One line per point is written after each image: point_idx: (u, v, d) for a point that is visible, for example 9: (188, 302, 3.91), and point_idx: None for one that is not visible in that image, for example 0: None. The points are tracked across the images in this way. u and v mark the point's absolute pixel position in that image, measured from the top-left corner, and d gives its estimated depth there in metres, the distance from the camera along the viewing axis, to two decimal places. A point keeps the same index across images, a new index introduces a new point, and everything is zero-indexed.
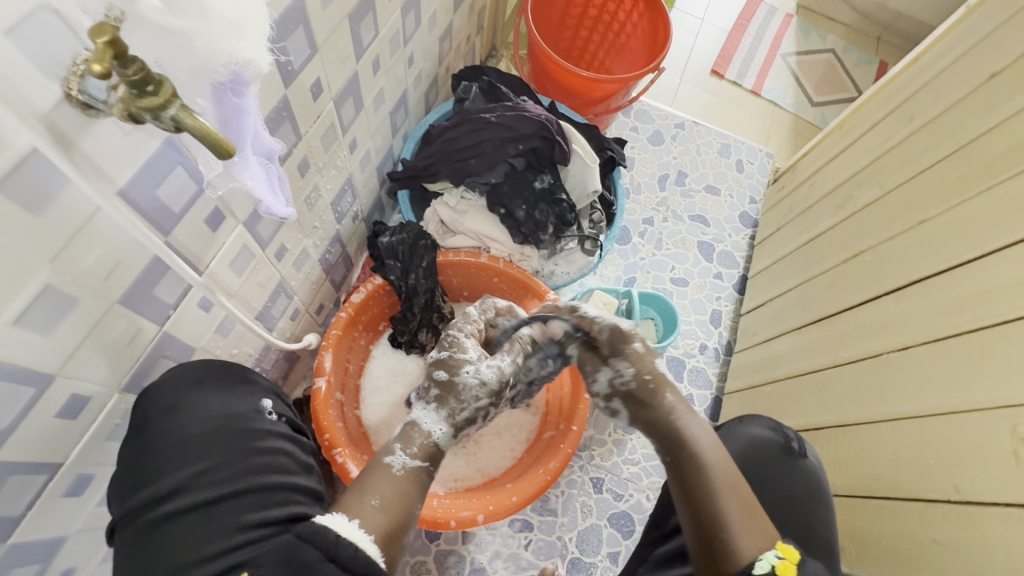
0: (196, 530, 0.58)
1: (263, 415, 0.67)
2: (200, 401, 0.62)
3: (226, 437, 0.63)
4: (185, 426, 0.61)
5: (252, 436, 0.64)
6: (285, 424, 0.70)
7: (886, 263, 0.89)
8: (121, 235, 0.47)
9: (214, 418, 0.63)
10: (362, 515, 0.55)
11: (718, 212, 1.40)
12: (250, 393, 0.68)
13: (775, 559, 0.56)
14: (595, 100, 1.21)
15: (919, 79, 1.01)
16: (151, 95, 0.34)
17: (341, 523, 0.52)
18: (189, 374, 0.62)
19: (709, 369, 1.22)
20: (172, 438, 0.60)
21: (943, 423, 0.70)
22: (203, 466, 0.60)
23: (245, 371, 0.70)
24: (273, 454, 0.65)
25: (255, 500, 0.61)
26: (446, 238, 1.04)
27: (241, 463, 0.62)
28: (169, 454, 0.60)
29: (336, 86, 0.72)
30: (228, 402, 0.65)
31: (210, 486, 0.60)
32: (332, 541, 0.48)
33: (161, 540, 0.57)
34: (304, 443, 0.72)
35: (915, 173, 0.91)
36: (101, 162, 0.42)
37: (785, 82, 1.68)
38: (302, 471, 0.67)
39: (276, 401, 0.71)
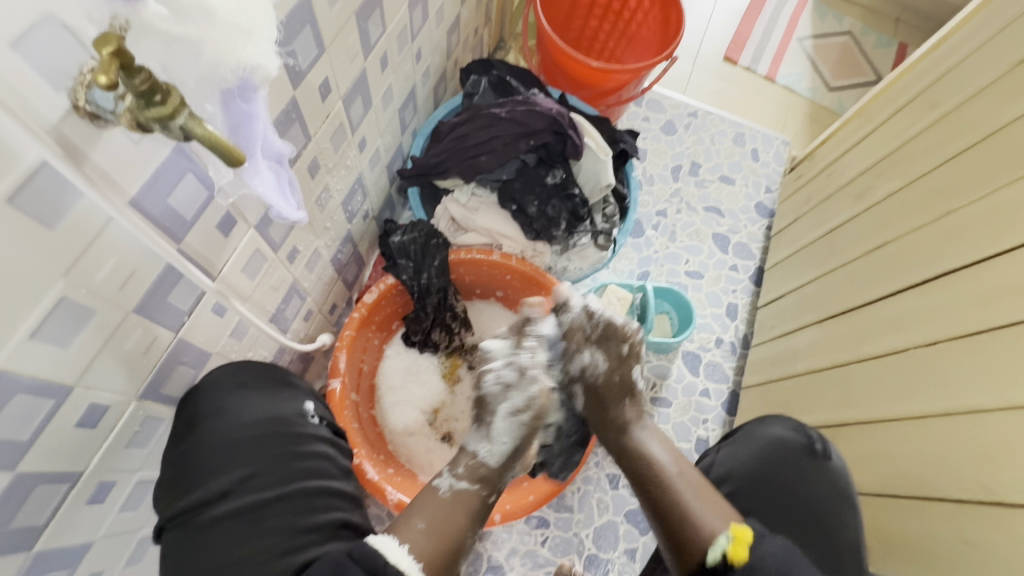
0: (245, 534, 0.57)
1: (308, 419, 0.67)
2: (245, 402, 0.63)
3: (272, 440, 0.62)
4: (231, 429, 0.61)
5: (297, 440, 0.64)
6: (326, 428, 0.70)
7: (911, 254, 0.86)
8: (134, 244, 0.46)
9: (259, 421, 0.63)
10: (410, 540, 0.59)
11: (733, 202, 1.37)
12: (294, 397, 0.68)
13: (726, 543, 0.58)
14: (606, 91, 1.19)
15: (944, 62, 0.97)
16: (159, 104, 0.34)
17: (391, 548, 0.56)
18: (230, 377, 0.64)
19: (726, 363, 1.20)
20: (221, 440, 0.60)
21: (972, 421, 0.68)
22: (251, 469, 0.60)
23: (287, 375, 0.70)
24: (318, 458, 0.65)
25: (302, 504, 0.60)
26: (457, 236, 1.02)
27: (288, 466, 0.62)
28: (215, 456, 0.59)
29: (345, 86, 0.71)
30: (272, 406, 0.65)
31: (257, 489, 0.59)
32: (378, 565, 0.53)
33: (210, 542, 0.56)
34: (345, 450, 0.71)
35: (940, 161, 0.88)
36: (110, 172, 0.41)
37: (801, 67, 1.63)
38: (344, 477, 0.67)
39: (317, 405, 0.71)
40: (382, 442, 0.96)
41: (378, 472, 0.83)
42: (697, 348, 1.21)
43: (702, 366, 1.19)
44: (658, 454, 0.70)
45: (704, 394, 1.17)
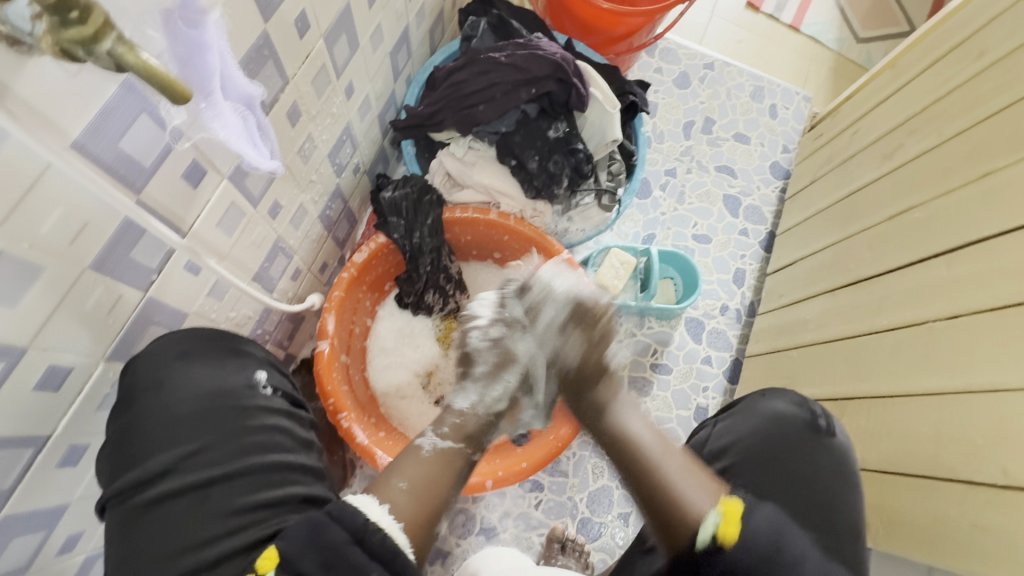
0: (187, 515, 0.55)
1: (257, 389, 0.63)
2: (185, 375, 0.58)
3: (216, 415, 0.58)
4: (172, 403, 0.57)
5: (244, 414, 0.60)
6: (281, 398, 0.65)
7: (937, 222, 0.81)
8: (81, 192, 0.42)
9: (202, 394, 0.59)
10: (391, 498, 0.55)
11: (747, 161, 1.30)
12: (243, 367, 0.63)
13: (716, 522, 0.57)
14: (617, 37, 1.10)
15: (989, 9, 0.88)
16: (77, 24, 0.29)
17: (371, 506, 0.53)
18: (173, 346, 0.58)
19: (730, 331, 1.16)
20: (158, 416, 0.56)
21: (996, 399, 0.64)
22: (193, 446, 0.57)
23: (238, 343, 0.65)
24: (269, 432, 0.61)
25: (251, 482, 0.57)
26: (452, 192, 0.97)
27: (233, 442, 0.58)
28: (154, 433, 0.56)
29: (327, 23, 0.64)
30: (217, 377, 0.60)
31: (201, 468, 0.56)
32: (360, 524, 0.49)
33: (152, 523, 0.54)
34: (304, 418, 0.68)
35: (979, 120, 0.81)
36: (44, 109, 0.36)
37: (828, 15, 1.51)
38: (300, 448, 0.63)
39: (271, 373, 0.67)
40: (374, 406, 0.94)
41: (367, 436, 0.80)
42: (700, 315, 1.17)
43: (705, 333, 1.16)
44: (633, 421, 0.68)
45: (705, 361, 1.14)
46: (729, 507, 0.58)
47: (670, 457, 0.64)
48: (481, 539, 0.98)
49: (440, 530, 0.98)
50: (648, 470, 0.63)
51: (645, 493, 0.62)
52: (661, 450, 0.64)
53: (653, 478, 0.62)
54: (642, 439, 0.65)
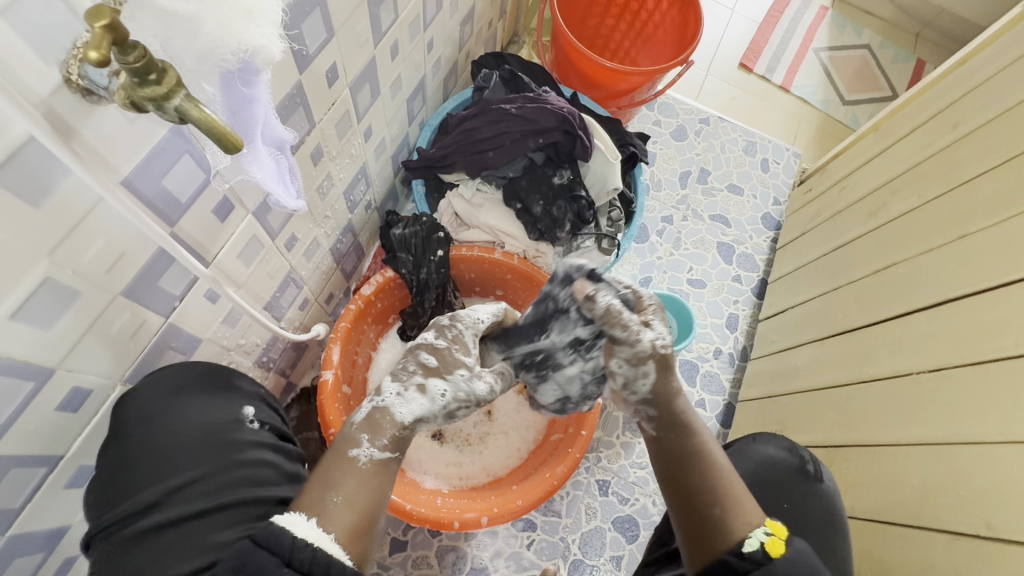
0: (169, 551, 0.54)
1: (244, 424, 0.63)
2: (175, 410, 0.58)
3: (202, 449, 0.59)
4: (160, 437, 0.58)
5: (231, 448, 0.60)
6: (269, 432, 0.66)
7: (920, 278, 0.85)
8: (124, 225, 0.45)
9: (190, 429, 0.60)
10: (322, 513, 0.51)
11: (740, 212, 1.36)
12: (231, 401, 0.64)
13: (765, 535, 0.54)
14: (619, 92, 1.17)
15: (963, 85, 0.96)
16: (154, 84, 0.32)
17: (299, 522, 0.49)
18: (164, 380, 0.58)
19: (723, 375, 1.19)
20: (148, 451, 0.57)
21: (980, 451, 0.66)
22: (178, 481, 0.57)
23: (228, 376, 0.65)
24: (256, 466, 0.61)
25: (236, 517, 0.57)
26: (459, 232, 1.02)
27: (219, 477, 0.59)
28: (143, 466, 0.56)
29: (354, 74, 0.70)
30: (205, 411, 0.61)
31: (186, 502, 0.56)
32: (288, 544, 0.47)
33: (135, 559, 0.54)
34: (293, 451, 0.68)
35: (955, 185, 0.87)
36: (103, 151, 0.40)
37: (816, 78, 1.61)
38: (287, 483, 0.63)
39: (259, 408, 0.67)
40: None
41: None
42: (694, 358, 1.19)
43: (699, 376, 1.18)
44: (714, 444, 0.63)
45: (699, 405, 1.15)
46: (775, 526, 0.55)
47: (734, 484, 0.59)
48: None
49: (430, 568, 0.97)
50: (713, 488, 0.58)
51: (691, 516, 0.58)
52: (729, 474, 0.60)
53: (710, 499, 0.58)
54: (714, 459, 0.61)
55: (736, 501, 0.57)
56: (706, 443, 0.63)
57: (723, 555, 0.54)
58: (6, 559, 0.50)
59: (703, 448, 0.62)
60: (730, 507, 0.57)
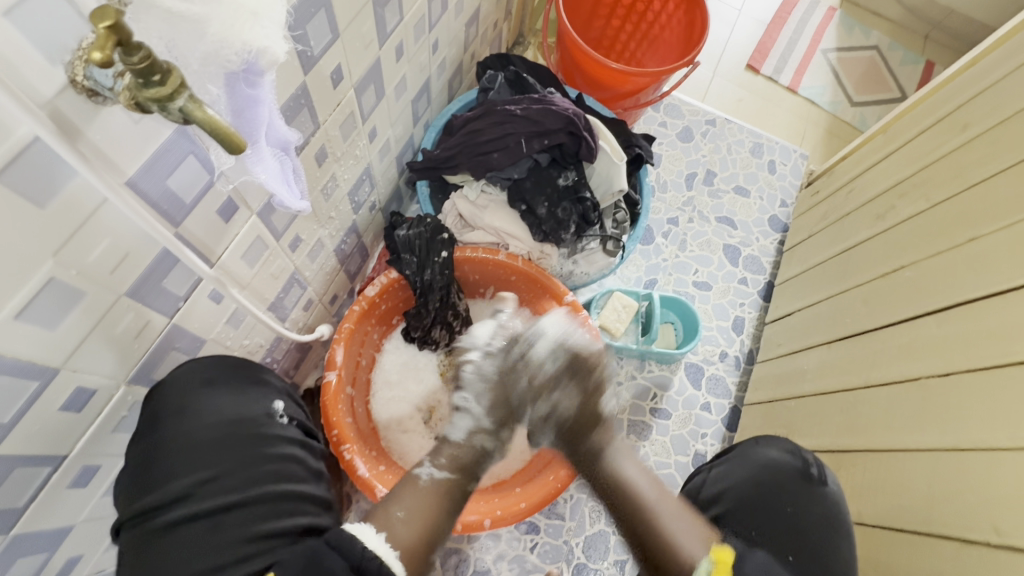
0: (201, 540, 0.55)
1: (275, 419, 0.65)
2: (210, 403, 0.60)
3: (235, 442, 0.60)
4: (193, 428, 0.59)
5: (262, 442, 0.62)
6: (296, 427, 0.67)
7: (929, 281, 0.84)
8: (129, 225, 0.45)
9: (224, 421, 0.61)
10: (388, 527, 0.57)
11: (746, 214, 1.35)
12: (263, 396, 0.66)
13: (709, 567, 0.58)
14: (625, 94, 1.16)
15: (973, 86, 0.95)
16: (157, 85, 0.32)
17: (368, 534, 0.53)
18: (198, 372, 0.60)
19: (728, 378, 1.18)
20: (182, 442, 0.58)
21: (989, 457, 0.65)
22: (211, 472, 0.58)
23: (259, 372, 0.67)
24: (285, 461, 0.63)
25: (264, 509, 0.58)
26: (464, 233, 1.01)
27: (250, 470, 0.59)
28: (177, 457, 0.57)
29: (358, 75, 0.70)
30: (238, 405, 0.62)
31: (217, 494, 0.57)
32: (358, 552, 0.51)
33: (166, 548, 0.55)
34: (316, 448, 0.69)
35: (964, 188, 0.86)
36: (109, 152, 0.40)
37: (824, 79, 1.60)
38: (311, 478, 0.65)
39: (287, 403, 0.69)
40: (374, 437, 0.94)
41: (368, 469, 0.81)
42: (700, 361, 1.18)
43: (704, 379, 1.17)
44: (633, 472, 0.69)
45: (704, 408, 1.14)
46: (722, 554, 0.59)
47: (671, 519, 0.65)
48: None
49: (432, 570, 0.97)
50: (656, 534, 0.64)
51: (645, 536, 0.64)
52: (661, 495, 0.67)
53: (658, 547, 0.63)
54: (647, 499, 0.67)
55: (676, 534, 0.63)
56: (617, 465, 0.70)
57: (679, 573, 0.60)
58: (10, 558, 0.50)
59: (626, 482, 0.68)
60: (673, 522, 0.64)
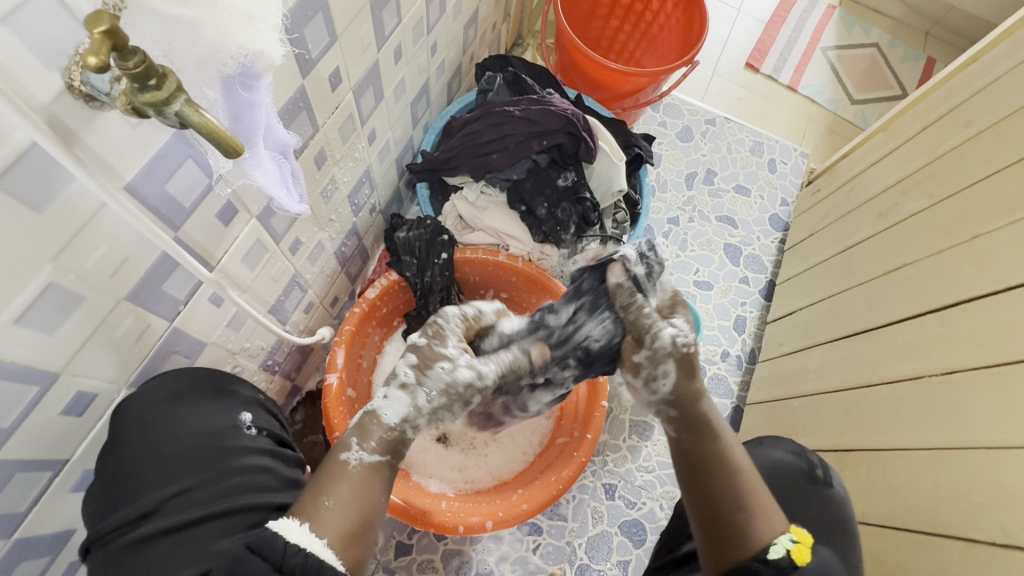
0: (167, 559, 0.52)
1: (241, 430, 0.62)
2: (173, 416, 0.58)
3: (199, 456, 0.58)
4: (156, 444, 0.56)
5: (228, 454, 0.59)
6: (266, 438, 0.65)
7: (932, 279, 0.84)
8: (127, 230, 0.45)
9: (188, 436, 0.58)
10: (313, 516, 0.51)
11: (747, 213, 1.35)
12: (228, 407, 0.63)
13: (790, 543, 0.54)
14: (624, 94, 1.16)
15: (974, 83, 0.95)
16: (154, 89, 0.32)
17: (291, 527, 0.49)
18: (159, 387, 0.57)
19: (731, 377, 1.18)
20: (147, 457, 0.55)
21: (995, 455, 0.65)
22: (174, 488, 0.56)
23: (226, 382, 0.65)
24: (253, 472, 0.60)
25: (233, 523, 0.55)
26: (464, 234, 1.01)
27: (216, 484, 0.57)
28: (141, 474, 0.55)
29: (357, 77, 0.70)
30: (203, 417, 0.60)
31: (182, 510, 0.55)
32: (281, 549, 0.47)
33: (130, 570, 0.52)
34: (289, 457, 0.67)
35: (966, 185, 0.85)
36: (106, 156, 0.40)
37: (824, 77, 1.59)
38: (285, 489, 0.62)
39: (256, 414, 0.66)
40: None
41: None
42: (702, 360, 1.18)
43: (706, 379, 1.17)
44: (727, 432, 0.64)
45: None
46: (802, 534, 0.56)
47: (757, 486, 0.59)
48: None
49: (435, 572, 0.97)
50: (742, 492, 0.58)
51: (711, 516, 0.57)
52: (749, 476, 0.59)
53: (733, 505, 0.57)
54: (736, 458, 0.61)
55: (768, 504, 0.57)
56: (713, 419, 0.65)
57: (746, 560, 0.54)
58: (12, 563, 0.50)
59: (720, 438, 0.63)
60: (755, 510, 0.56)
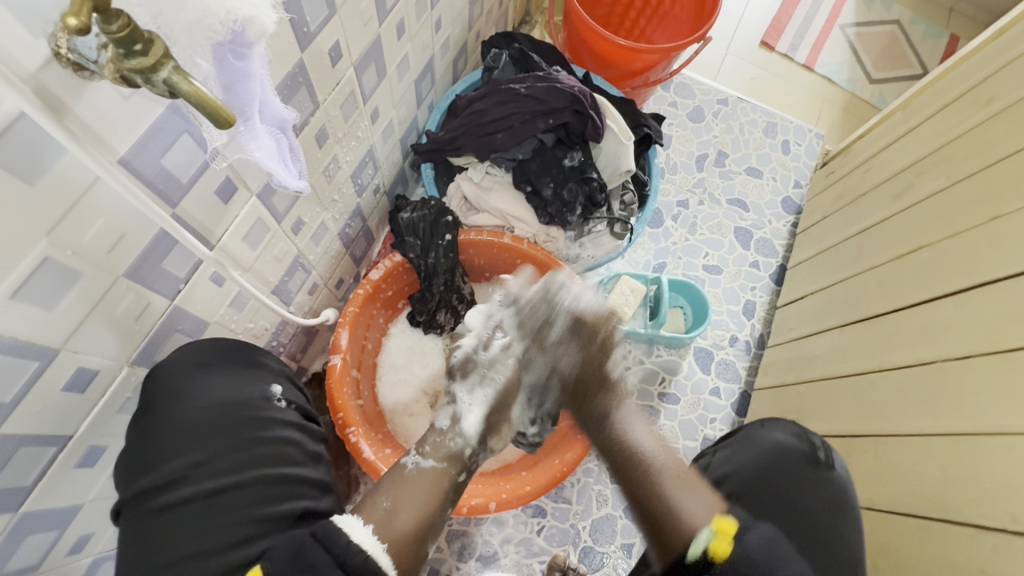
0: (192, 524, 0.54)
1: (271, 402, 0.63)
2: (205, 386, 0.59)
3: (230, 426, 0.59)
4: (190, 411, 0.58)
5: (257, 425, 0.60)
6: (294, 411, 0.66)
7: (948, 263, 0.82)
8: (124, 206, 0.45)
9: (219, 405, 0.59)
10: (375, 518, 0.55)
11: (759, 195, 1.32)
12: (258, 379, 0.64)
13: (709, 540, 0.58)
14: (634, 72, 1.13)
15: (1000, 56, 0.90)
16: (139, 55, 0.31)
17: (355, 527, 0.51)
18: (192, 356, 0.59)
19: (739, 363, 1.16)
20: (176, 424, 0.57)
21: (1006, 442, 0.63)
22: (204, 455, 0.57)
23: (255, 354, 0.66)
24: (280, 444, 0.61)
25: (260, 491, 0.57)
26: (469, 215, 1.00)
27: (243, 452, 0.58)
28: (172, 439, 0.56)
29: (358, 52, 0.68)
30: (234, 388, 0.61)
31: (208, 476, 0.56)
32: (342, 545, 0.48)
33: (159, 530, 0.54)
34: (315, 432, 0.67)
35: (987, 164, 0.82)
36: (99, 129, 0.39)
37: (842, 56, 1.54)
38: (308, 462, 0.63)
39: (286, 386, 0.67)
40: (381, 422, 0.95)
41: (374, 452, 0.81)
42: (709, 346, 1.17)
43: (713, 364, 1.15)
44: (644, 443, 0.65)
45: (713, 392, 1.13)
46: (723, 524, 0.59)
47: (676, 480, 0.62)
48: (478, 566, 0.97)
49: (440, 552, 0.98)
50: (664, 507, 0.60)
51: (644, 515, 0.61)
52: (669, 469, 0.63)
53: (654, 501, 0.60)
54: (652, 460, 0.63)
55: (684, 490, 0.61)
56: (626, 431, 0.66)
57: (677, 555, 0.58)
58: (21, 536, 0.51)
59: (636, 449, 0.64)
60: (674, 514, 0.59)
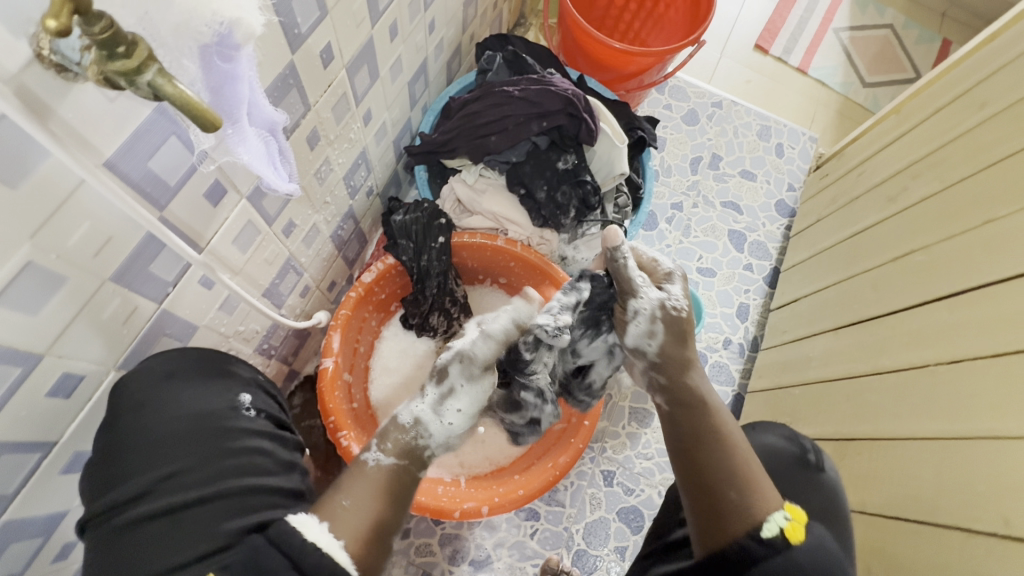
0: (157, 541, 0.51)
1: (240, 411, 0.61)
2: (171, 397, 0.56)
3: (197, 437, 0.56)
4: (154, 424, 0.55)
5: (225, 435, 0.58)
6: (265, 420, 0.63)
7: (939, 267, 0.82)
8: (109, 209, 0.44)
9: (185, 416, 0.57)
10: (332, 517, 0.52)
11: (753, 198, 1.32)
12: (227, 389, 0.61)
13: (785, 521, 0.53)
14: (628, 75, 1.13)
15: (992, 63, 0.91)
16: (123, 57, 0.31)
17: (309, 526, 0.49)
18: (159, 365, 0.57)
19: (732, 365, 1.16)
20: (140, 439, 0.54)
21: (997, 446, 0.64)
22: (170, 468, 0.54)
23: (224, 363, 0.64)
24: (250, 454, 0.59)
25: (229, 505, 0.54)
26: (463, 218, 1.01)
27: (211, 464, 0.56)
28: (138, 452, 0.54)
29: (351, 54, 0.68)
30: (202, 398, 0.59)
31: (177, 489, 0.54)
32: (297, 545, 0.47)
33: (122, 548, 0.51)
34: (289, 440, 0.65)
35: (982, 168, 0.82)
36: (82, 131, 0.39)
37: (835, 59, 1.55)
38: (281, 472, 0.61)
39: (256, 396, 0.65)
40: (373, 424, 0.94)
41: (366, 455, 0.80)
42: (703, 348, 1.17)
43: (707, 366, 1.16)
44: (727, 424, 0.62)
45: None
46: (796, 511, 0.54)
47: (747, 460, 0.58)
48: (470, 569, 0.97)
49: (433, 556, 0.97)
50: (733, 492, 0.56)
51: (706, 496, 0.56)
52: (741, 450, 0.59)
53: (729, 480, 0.56)
54: (734, 439, 0.60)
55: (755, 482, 0.56)
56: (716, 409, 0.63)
57: (740, 539, 0.53)
58: (3, 545, 0.50)
59: (721, 429, 0.61)
60: (746, 491, 0.55)
